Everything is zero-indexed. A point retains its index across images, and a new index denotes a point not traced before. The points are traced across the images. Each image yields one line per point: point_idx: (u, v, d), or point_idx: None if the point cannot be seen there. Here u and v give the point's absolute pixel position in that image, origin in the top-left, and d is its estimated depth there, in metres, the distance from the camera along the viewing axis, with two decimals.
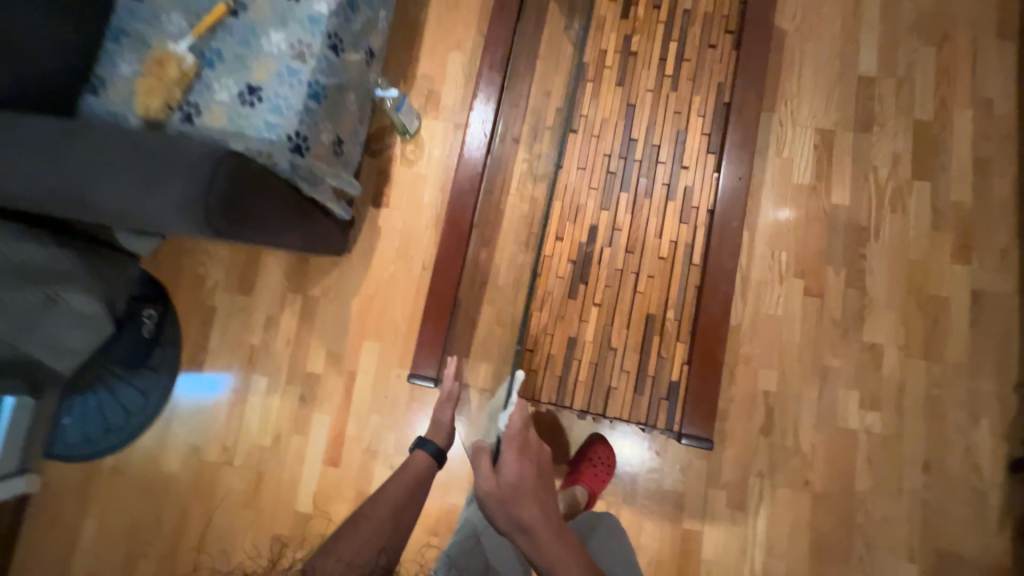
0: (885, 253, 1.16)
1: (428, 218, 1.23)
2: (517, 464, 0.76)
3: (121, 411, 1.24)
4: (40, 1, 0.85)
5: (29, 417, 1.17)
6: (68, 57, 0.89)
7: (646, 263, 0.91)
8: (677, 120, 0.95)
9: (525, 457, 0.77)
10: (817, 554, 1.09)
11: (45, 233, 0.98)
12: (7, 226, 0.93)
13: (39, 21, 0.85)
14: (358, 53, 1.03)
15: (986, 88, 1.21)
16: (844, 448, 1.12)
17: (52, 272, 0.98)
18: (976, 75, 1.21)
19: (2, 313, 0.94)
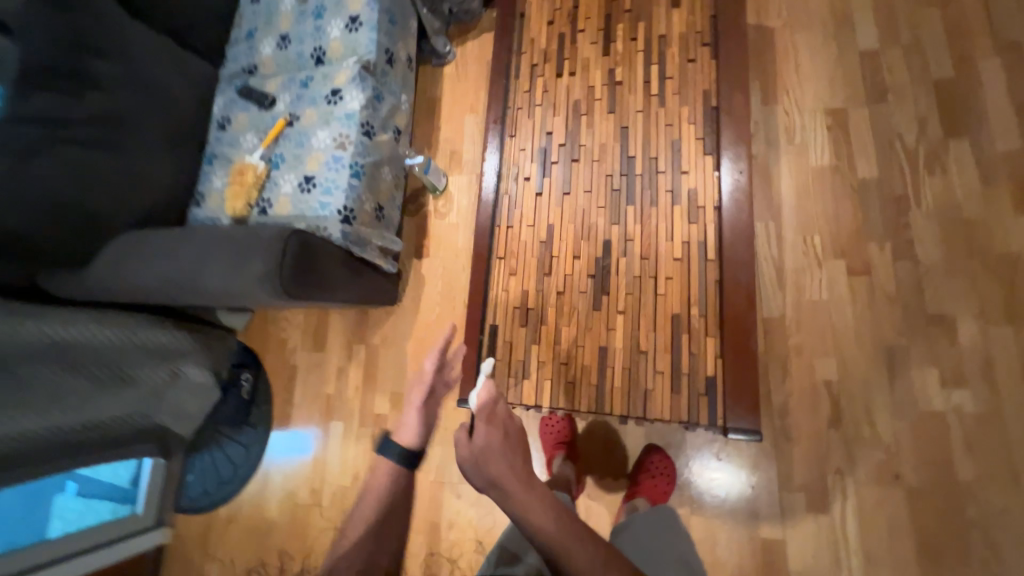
0: (932, 218, 1.10)
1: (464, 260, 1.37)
2: (485, 429, 0.72)
3: (230, 465, 1.43)
4: (159, 145, 1.14)
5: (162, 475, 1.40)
6: (178, 181, 1.17)
7: (663, 266, 0.96)
8: (670, 131, 1.02)
9: (493, 422, 0.73)
10: (928, 559, 0.97)
11: (168, 318, 1.23)
12: (139, 315, 1.17)
13: (158, 159, 1.14)
14: (387, 133, 1.24)
15: (1009, 32, 1.15)
16: (935, 434, 1.01)
17: (174, 350, 1.22)
18: (993, 23, 1.16)
19: (138, 389, 1.18)
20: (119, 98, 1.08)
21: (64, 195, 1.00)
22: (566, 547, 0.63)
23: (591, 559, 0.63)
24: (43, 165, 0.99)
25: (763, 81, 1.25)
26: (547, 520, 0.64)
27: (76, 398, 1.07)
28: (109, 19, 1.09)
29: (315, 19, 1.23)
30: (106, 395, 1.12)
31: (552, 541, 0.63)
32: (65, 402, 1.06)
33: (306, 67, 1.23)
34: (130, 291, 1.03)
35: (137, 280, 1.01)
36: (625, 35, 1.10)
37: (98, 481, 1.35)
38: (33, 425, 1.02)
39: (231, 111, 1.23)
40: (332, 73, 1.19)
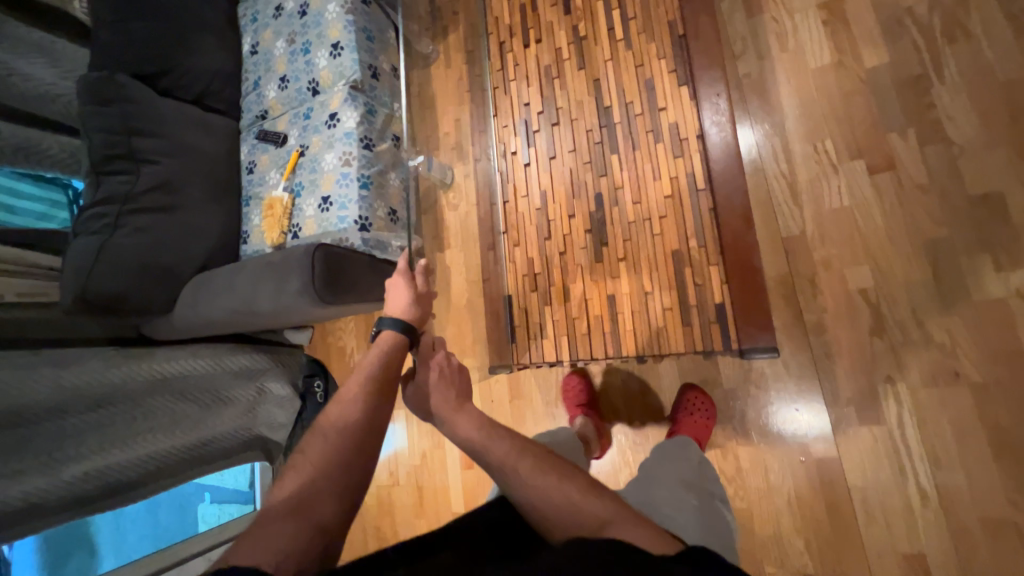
0: (960, 91, 0.99)
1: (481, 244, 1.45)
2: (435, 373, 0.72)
3: None
4: (206, 199, 1.34)
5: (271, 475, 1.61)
6: (226, 226, 1.36)
7: (656, 206, 0.96)
8: (642, 71, 1.01)
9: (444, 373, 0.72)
10: (1004, 454, 0.90)
11: (247, 343, 1.47)
12: (223, 343, 1.41)
13: (208, 211, 1.33)
14: (386, 142, 1.35)
15: None
16: (994, 322, 0.93)
17: (256, 369, 1.44)
18: None
19: (236, 405, 1.37)
20: (166, 167, 1.28)
21: (142, 255, 1.22)
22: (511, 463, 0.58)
23: (510, 454, 0.59)
24: (124, 235, 1.21)
25: None
26: (471, 430, 0.63)
27: (193, 417, 1.27)
28: (145, 103, 1.29)
29: (304, 55, 1.36)
30: (214, 413, 1.32)
31: (493, 450, 0.60)
32: (186, 422, 1.26)
33: (305, 100, 1.36)
34: (208, 325, 1.23)
35: (208, 312, 1.20)
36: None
37: (225, 488, 1.55)
38: (166, 444, 1.22)
39: (254, 155, 1.40)
40: (327, 99, 1.31)
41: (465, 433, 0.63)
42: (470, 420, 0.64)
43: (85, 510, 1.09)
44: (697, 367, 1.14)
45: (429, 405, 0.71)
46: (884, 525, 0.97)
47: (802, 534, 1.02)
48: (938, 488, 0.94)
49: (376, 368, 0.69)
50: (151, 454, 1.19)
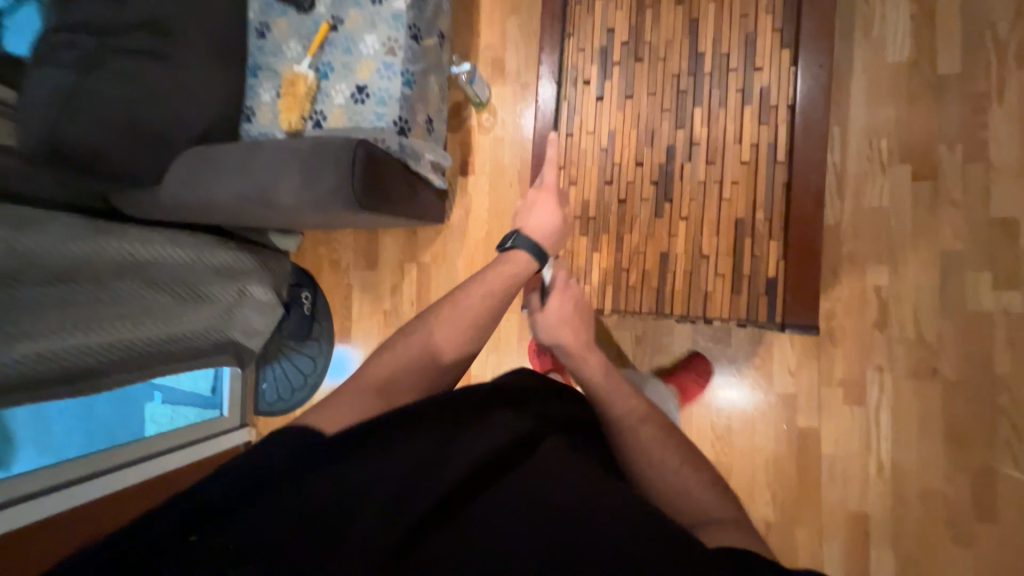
0: (1012, 118, 1.05)
1: (514, 177, 1.36)
2: (559, 303, 0.79)
3: (300, 374, 1.52)
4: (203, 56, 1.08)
5: (240, 383, 1.51)
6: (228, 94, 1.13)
7: (730, 171, 0.95)
8: (745, 23, 0.95)
9: (569, 305, 0.79)
10: (953, 443, 1.06)
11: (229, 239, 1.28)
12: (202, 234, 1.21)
13: (202, 70, 1.08)
14: (433, 38, 1.18)
15: None
16: (977, 332, 1.06)
17: (238, 269, 1.27)
18: None
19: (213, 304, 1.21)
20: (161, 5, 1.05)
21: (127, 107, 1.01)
22: (632, 426, 0.67)
23: (636, 413, 0.68)
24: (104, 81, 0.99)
25: None
26: (597, 374, 0.73)
27: (169, 313, 1.11)
28: None
29: None
30: (194, 312, 1.17)
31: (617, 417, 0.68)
32: (163, 316, 1.10)
33: None
34: (208, 211, 1.07)
35: (209, 194, 1.03)
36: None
37: (181, 390, 1.44)
38: (139, 338, 1.07)
39: (268, 15, 1.17)
40: None
41: (589, 374, 0.73)
42: (595, 362, 0.74)
43: (40, 396, 0.95)
44: (713, 334, 1.19)
45: (549, 327, 0.78)
46: (842, 487, 1.12)
47: (772, 487, 1.16)
48: (892, 464, 1.09)
49: (510, 279, 0.76)
50: (124, 348, 1.05)
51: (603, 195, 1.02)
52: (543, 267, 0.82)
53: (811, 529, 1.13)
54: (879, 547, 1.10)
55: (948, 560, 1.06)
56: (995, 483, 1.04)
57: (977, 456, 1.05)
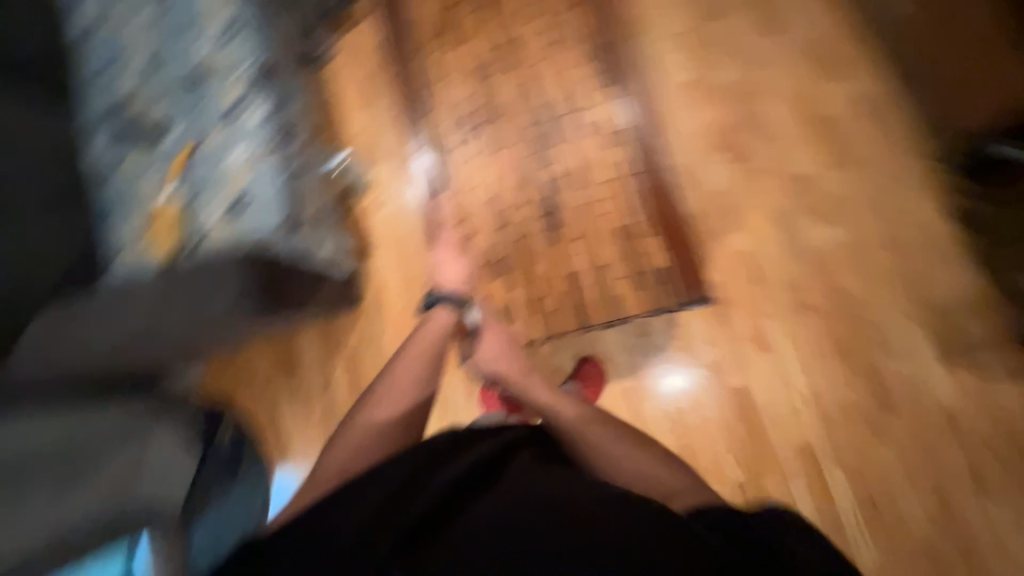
0: (778, 102, 1.36)
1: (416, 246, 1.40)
2: (492, 341, 0.95)
3: (231, 532, 1.13)
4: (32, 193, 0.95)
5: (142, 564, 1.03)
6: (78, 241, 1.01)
7: (597, 189, 1.11)
8: (565, 76, 1.18)
9: (501, 341, 0.95)
10: (843, 356, 1.26)
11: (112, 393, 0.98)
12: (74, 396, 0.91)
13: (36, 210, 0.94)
14: (299, 138, 1.24)
15: None
16: (823, 263, 1.29)
17: (135, 424, 0.97)
18: None
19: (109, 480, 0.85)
20: None
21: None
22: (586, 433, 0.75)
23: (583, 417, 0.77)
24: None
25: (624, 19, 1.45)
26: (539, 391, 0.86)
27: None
28: None
29: (180, 41, 1.18)
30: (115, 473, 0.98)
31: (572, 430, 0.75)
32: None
33: (187, 90, 1.16)
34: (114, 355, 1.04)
35: (92, 331, 1.00)
36: (498, 16, 1.27)
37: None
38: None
39: (110, 155, 1.12)
40: (223, 88, 1.15)
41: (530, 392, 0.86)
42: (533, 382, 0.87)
43: None
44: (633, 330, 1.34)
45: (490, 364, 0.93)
46: (784, 427, 1.26)
47: (733, 449, 1.26)
48: (810, 391, 1.26)
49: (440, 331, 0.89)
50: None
51: (502, 238, 1.14)
52: (466, 312, 0.96)
53: (777, 476, 1.24)
54: (830, 468, 1.23)
55: (885, 458, 1.22)
56: (887, 378, 1.24)
57: (863, 360, 1.25)
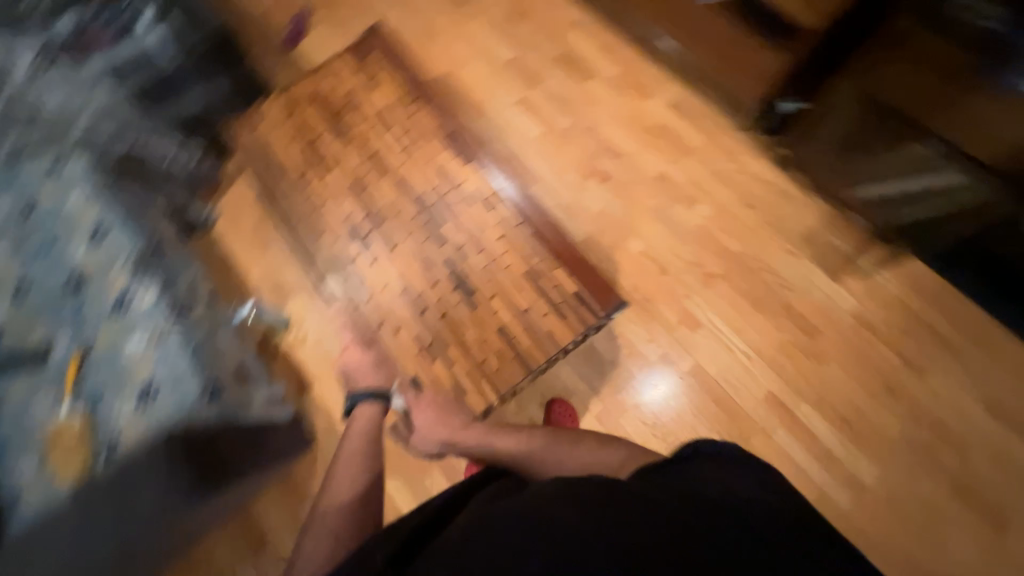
0: (613, 126, 1.60)
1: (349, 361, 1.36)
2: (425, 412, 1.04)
3: None
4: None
5: None
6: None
7: (495, 247, 1.23)
8: (432, 165, 1.34)
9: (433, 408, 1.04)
10: (760, 306, 1.40)
11: None
12: None
13: None
14: (200, 304, 1.21)
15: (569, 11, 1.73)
16: (707, 236, 1.47)
17: None
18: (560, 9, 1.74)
19: None
20: None
21: None
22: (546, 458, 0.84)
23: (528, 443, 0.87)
24: None
25: (466, 104, 1.65)
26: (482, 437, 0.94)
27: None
28: None
29: (50, 258, 1.17)
30: None
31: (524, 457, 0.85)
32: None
33: (68, 302, 1.14)
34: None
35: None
36: (358, 139, 1.43)
37: None
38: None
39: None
40: (103, 285, 1.14)
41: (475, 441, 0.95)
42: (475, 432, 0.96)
43: None
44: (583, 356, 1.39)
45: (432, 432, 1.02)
46: (745, 387, 1.34)
47: (711, 426, 1.32)
48: (749, 346, 1.37)
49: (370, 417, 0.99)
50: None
51: (428, 319, 1.19)
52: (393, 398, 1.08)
53: (758, 434, 1.31)
54: (796, 406, 1.32)
55: (835, 378, 1.33)
56: (801, 309, 1.39)
57: (776, 302, 1.40)
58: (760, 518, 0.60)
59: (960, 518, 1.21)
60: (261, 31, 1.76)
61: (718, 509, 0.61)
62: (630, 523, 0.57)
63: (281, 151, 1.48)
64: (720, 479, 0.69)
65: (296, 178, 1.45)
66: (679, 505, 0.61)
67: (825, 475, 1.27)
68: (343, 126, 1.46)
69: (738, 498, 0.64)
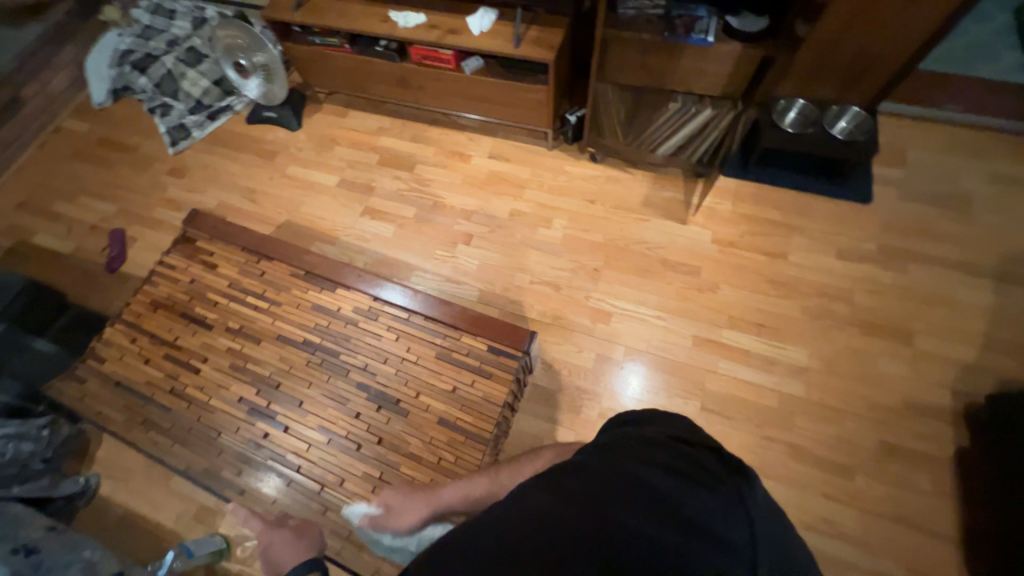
0: (454, 193, 1.73)
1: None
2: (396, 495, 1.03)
3: None
4: None
5: None
6: None
7: (397, 348, 1.27)
8: (304, 309, 1.35)
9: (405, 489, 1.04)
10: (646, 271, 1.55)
11: None
12: None
13: None
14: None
15: (369, 122, 1.89)
16: (575, 240, 1.61)
17: None
18: (360, 124, 1.89)
19: None
20: None
21: None
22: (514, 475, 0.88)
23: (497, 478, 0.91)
24: None
25: (316, 237, 1.69)
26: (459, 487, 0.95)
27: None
28: None
29: None
30: None
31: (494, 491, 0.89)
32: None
33: None
34: None
35: None
36: (221, 320, 1.38)
37: None
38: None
39: None
40: None
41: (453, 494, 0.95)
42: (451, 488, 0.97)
43: None
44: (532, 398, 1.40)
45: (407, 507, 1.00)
46: (675, 343, 1.45)
47: (667, 394, 1.39)
48: (657, 308, 1.50)
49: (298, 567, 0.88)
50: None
51: (368, 452, 1.17)
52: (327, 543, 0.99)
53: (708, 375, 1.40)
54: (719, 336, 1.44)
55: (731, 295, 1.49)
56: (677, 257, 1.56)
57: (656, 262, 1.56)
58: (682, 455, 0.56)
59: (879, 347, 1.39)
60: (76, 271, 1.66)
61: (638, 458, 0.57)
62: (540, 503, 0.55)
63: (141, 372, 1.36)
64: (661, 421, 0.64)
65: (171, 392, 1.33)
66: (596, 470, 0.57)
67: (774, 376, 1.38)
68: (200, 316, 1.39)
69: (675, 436, 0.60)
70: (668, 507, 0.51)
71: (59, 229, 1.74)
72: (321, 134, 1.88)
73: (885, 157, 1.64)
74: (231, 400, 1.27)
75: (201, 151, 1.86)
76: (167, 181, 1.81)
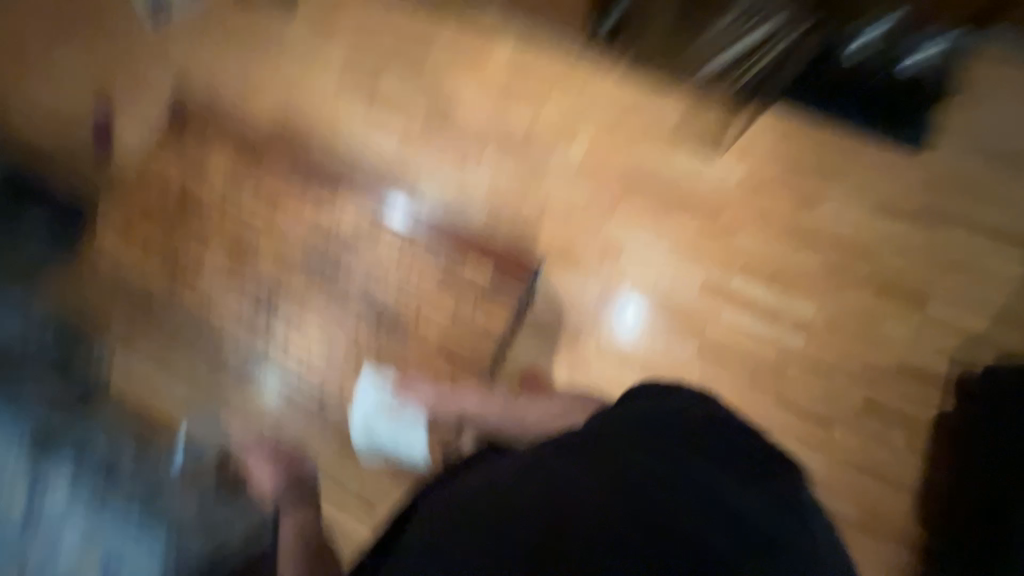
0: (467, 99, 1.52)
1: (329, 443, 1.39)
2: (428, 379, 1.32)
3: None
4: None
5: None
6: None
7: (404, 268, 1.41)
8: (315, 222, 1.44)
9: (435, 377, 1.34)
10: (665, 208, 1.46)
11: None
12: None
13: None
14: (120, 468, 1.11)
15: None
16: (595, 168, 1.49)
17: None
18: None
19: None
20: None
21: None
22: None
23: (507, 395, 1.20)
24: None
25: (316, 142, 1.56)
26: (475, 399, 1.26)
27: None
28: None
29: None
30: None
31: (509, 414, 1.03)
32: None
33: None
34: None
35: None
36: (235, 228, 1.45)
37: None
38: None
39: None
40: None
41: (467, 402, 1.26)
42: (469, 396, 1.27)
43: None
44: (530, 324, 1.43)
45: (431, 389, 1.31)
46: (682, 288, 1.41)
47: (663, 337, 1.40)
48: (671, 250, 1.43)
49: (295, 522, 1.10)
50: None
51: (377, 355, 1.36)
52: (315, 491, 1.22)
53: (711, 322, 1.39)
54: (728, 283, 1.41)
55: (749, 242, 1.42)
56: (699, 197, 1.46)
57: (678, 199, 1.46)
58: (729, 443, 0.78)
59: (889, 310, 1.36)
60: (75, 161, 1.61)
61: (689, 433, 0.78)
62: (583, 467, 0.73)
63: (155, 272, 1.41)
64: (704, 408, 0.85)
65: (194, 301, 1.45)
66: (650, 433, 0.78)
67: (776, 329, 1.38)
68: (218, 232, 1.46)
69: (712, 419, 0.82)
70: (696, 483, 0.69)
71: (46, 111, 1.64)
72: (313, 6, 1.58)
73: (981, 81, 1.35)
74: (252, 299, 1.42)
75: (178, 24, 1.62)
76: (147, 59, 1.62)
